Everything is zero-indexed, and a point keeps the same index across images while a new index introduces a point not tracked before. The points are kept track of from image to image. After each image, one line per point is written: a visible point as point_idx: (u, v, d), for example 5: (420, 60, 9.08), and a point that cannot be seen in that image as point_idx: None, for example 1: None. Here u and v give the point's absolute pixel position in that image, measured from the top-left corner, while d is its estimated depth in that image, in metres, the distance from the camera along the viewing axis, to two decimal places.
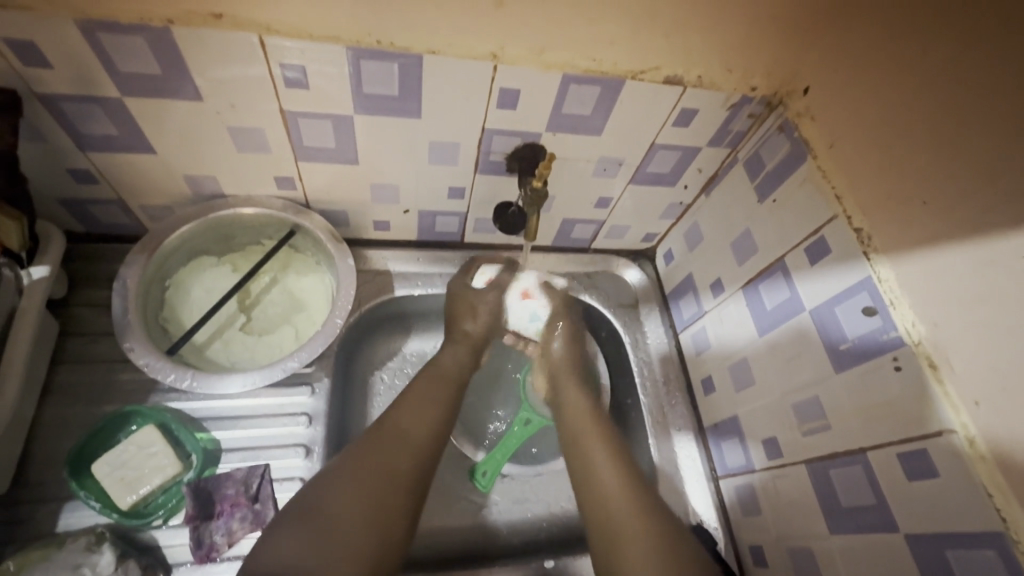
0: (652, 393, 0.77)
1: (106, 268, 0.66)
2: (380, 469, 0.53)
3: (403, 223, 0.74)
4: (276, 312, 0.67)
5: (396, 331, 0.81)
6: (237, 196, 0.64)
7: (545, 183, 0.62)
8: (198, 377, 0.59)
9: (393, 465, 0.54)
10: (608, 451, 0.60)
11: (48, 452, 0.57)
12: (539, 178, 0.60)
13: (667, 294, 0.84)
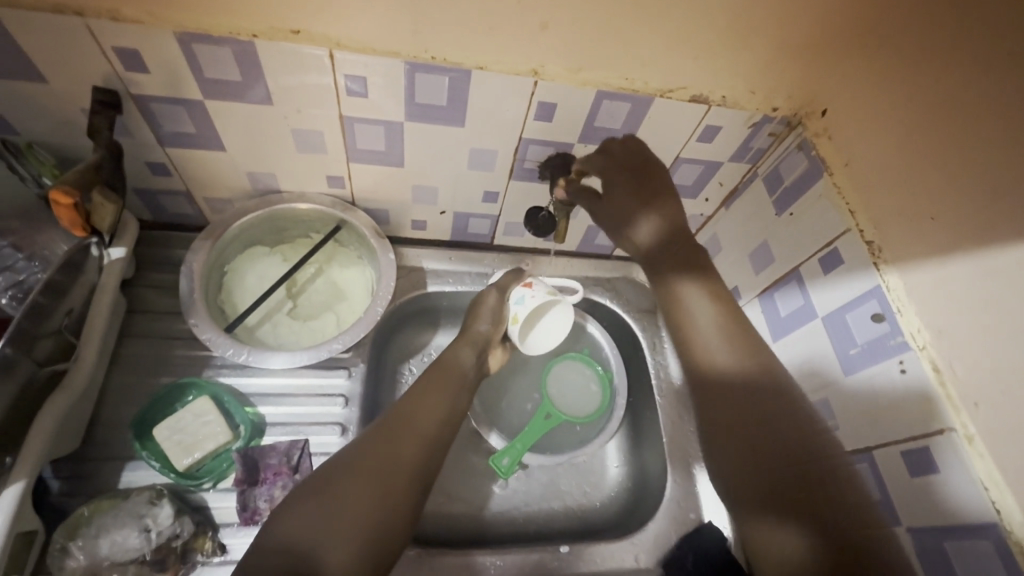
0: (668, 394, 0.81)
1: (169, 253, 0.73)
2: (393, 452, 0.55)
3: (439, 223, 0.79)
4: (320, 299, 0.73)
5: (425, 326, 0.86)
6: (291, 192, 0.70)
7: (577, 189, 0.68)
8: (253, 352, 0.65)
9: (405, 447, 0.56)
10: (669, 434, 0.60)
11: (115, 415, 0.63)
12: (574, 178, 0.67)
13: None
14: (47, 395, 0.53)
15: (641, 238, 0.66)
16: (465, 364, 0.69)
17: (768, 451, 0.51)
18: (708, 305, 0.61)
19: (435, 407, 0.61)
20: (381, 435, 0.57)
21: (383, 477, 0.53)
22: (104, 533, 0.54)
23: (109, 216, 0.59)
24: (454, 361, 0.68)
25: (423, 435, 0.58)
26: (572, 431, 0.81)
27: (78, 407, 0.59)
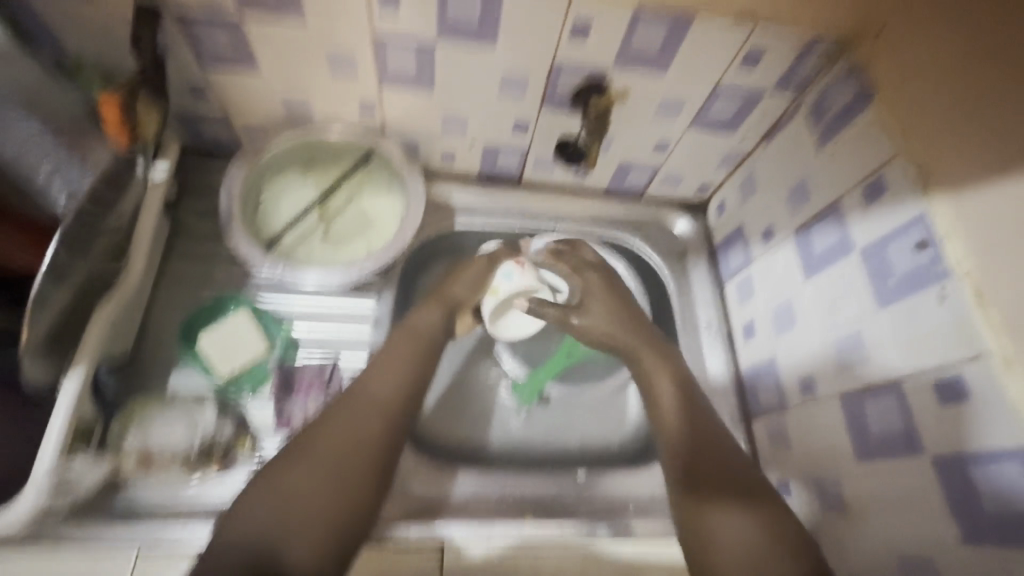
0: (692, 334, 0.81)
1: (208, 177, 0.75)
2: (346, 433, 0.54)
3: (468, 157, 0.79)
4: (349, 225, 0.74)
5: (453, 259, 0.86)
6: (324, 119, 0.71)
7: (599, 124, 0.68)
8: (287, 267, 0.67)
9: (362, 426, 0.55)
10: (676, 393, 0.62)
11: (163, 324, 0.67)
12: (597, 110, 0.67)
13: (716, 246, 0.86)
14: (102, 292, 0.58)
15: (587, 327, 0.69)
16: (420, 330, 0.65)
17: (700, 456, 0.57)
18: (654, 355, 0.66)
19: (392, 379, 0.59)
20: (323, 414, 0.56)
21: (333, 452, 0.52)
22: (155, 424, 0.59)
23: (154, 130, 0.60)
24: (408, 329, 0.64)
25: (371, 402, 0.57)
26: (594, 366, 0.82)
27: (129, 312, 0.63)
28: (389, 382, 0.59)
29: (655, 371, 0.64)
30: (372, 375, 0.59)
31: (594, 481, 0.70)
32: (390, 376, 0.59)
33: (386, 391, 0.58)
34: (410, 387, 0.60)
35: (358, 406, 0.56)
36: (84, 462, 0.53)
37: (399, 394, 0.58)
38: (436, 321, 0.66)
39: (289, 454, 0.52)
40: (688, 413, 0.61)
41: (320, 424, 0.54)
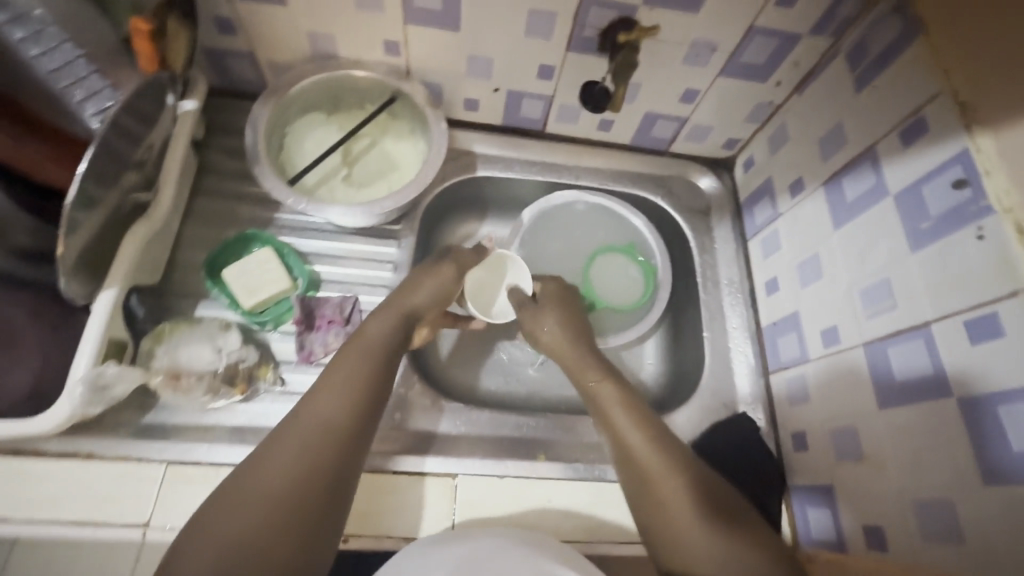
0: (712, 290, 0.80)
1: (234, 119, 0.76)
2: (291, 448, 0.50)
3: (492, 104, 0.78)
4: (374, 168, 0.75)
5: (472, 215, 0.89)
6: (349, 59, 0.71)
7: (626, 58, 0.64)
8: (312, 203, 0.67)
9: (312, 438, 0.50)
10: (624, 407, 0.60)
11: (190, 258, 0.69)
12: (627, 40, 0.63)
13: (741, 203, 0.84)
14: (132, 221, 0.58)
15: (541, 333, 0.70)
16: (373, 341, 0.60)
17: (666, 478, 0.54)
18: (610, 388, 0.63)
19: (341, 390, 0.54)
20: (265, 444, 0.50)
21: (283, 486, 0.47)
22: (185, 345, 0.61)
23: (184, 54, 0.59)
24: (359, 341, 0.59)
25: (319, 424, 0.52)
26: (608, 320, 0.82)
27: (159, 243, 0.64)
28: (338, 402, 0.53)
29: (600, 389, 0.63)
30: (318, 396, 0.54)
31: None
32: (340, 395, 0.54)
33: (336, 411, 0.53)
34: (361, 406, 0.54)
35: (306, 429, 0.51)
36: (120, 367, 0.53)
37: (351, 403, 0.54)
38: (390, 330, 0.61)
39: (231, 492, 0.47)
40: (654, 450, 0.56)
41: (266, 455, 0.49)
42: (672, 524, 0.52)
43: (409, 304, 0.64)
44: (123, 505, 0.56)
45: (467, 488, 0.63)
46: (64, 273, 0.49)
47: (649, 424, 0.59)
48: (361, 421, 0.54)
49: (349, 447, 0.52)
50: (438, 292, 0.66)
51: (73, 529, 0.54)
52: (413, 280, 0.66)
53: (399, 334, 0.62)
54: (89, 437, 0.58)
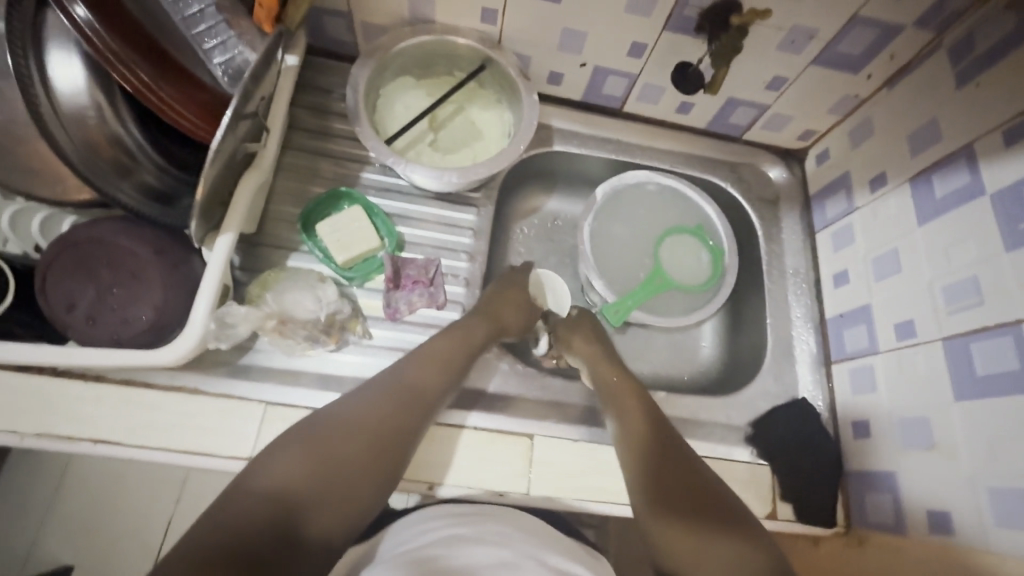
0: (777, 280, 0.81)
1: (323, 78, 0.78)
2: (384, 410, 0.55)
3: (576, 78, 0.79)
4: (458, 135, 0.77)
5: (540, 190, 0.90)
6: (444, 25, 0.72)
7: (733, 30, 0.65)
8: (405, 162, 0.69)
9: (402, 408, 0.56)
10: (643, 410, 0.64)
11: (281, 213, 0.72)
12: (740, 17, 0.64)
13: (810, 196, 0.85)
14: (242, 172, 0.60)
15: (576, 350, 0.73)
16: (468, 332, 0.66)
17: (670, 462, 0.59)
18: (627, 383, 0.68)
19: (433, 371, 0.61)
20: (362, 394, 0.56)
21: (376, 428, 0.53)
22: (288, 292, 0.63)
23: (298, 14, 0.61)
24: (455, 328, 0.65)
25: (408, 393, 0.57)
26: (673, 300, 0.83)
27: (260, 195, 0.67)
28: (430, 377, 0.60)
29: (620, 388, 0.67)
30: (414, 364, 0.60)
31: (670, 403, 0.72)
32: (432, 372, 0.60)
33: (425, 383, 0.59)
34: (442, 387, 0.60)
35: (398, 392, 0.57)
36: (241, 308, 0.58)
37: (437, 385, 0.60)
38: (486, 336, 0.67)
39: (321, 422, 0.52)
40: (659, 433, 0.62)
41: (359, 403, 0.55)
42: (672, 496, 0.55)
43: (496, 313, 0.70)
44: (226, 439, 0.59)
45: (544, 448, 0.67)
46: (197, 209, 0.50)
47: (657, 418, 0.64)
48: (438, 404, 0.59)
49: (422, 421, 0.57)
50: (507, 313, 0.71)
51: (181, 458, 0.58)
52: (504, 290, 0.73)
53: (489, 331, 0.68)
54: (193, 374, 0.61)
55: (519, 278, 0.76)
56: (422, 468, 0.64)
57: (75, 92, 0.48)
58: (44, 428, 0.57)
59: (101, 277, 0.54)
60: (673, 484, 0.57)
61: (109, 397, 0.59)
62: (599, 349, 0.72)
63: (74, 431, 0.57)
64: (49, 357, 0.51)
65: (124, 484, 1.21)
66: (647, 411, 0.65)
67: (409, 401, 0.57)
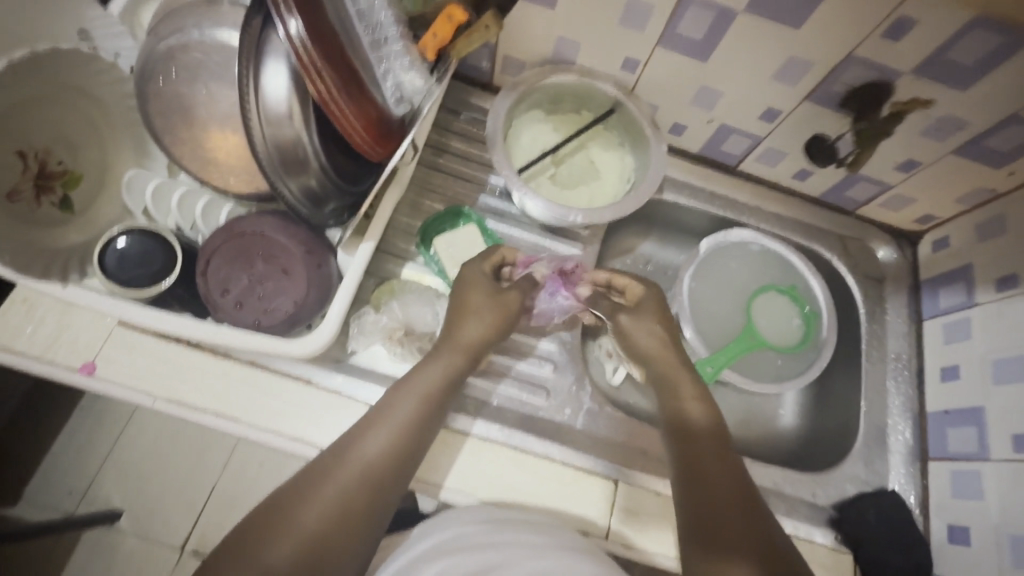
0: (876, 362, 0.79)
1: (455, 100, 0.81)
2: (329, 487, 0.51)
3: (698, 132, 0.80)
4: (577, 172, 0.80)
5: (638, 232, 0.90)
6: (583, 67, 0.75)
7: (886, 117, 0.68)
8: (526, 192, 0.71)
9: (351, 482, 0.52)
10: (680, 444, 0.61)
11: (405, 225, 0.76)
12: (898, 106, 0.66)
13: (920, 281, 0.82)
14: (387, 188, 0.63)
15: (633, 332, 0.68)
16: (426, 386, 0.59)
17: (727, 483, 0.57)
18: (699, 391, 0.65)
19: (384, 432, 0.55)
20: (315, 474, 0.52)
21: (319, 515, 0.50)
22: (412, 304, 0.69)
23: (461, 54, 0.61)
24: (416, 383, 0.59)
25: (358, 474, 0.52)
26: (758, 363, 0.81)
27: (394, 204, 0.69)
28: (386, 445, 0.55)
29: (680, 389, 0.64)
30: (365, 437, 0.55)
31: (752, 470, 0.71)
32: (384, 436, 0.55)
33: (381, 456, 0.54)
34: (403, 455, 0.55)
35: (348, 476, 0.52)
36: (372, 317, 0.68)
37: (393, 450, 0.55)
38: (449, 368, 0.61)
39: (267, 515, 0.49)
40: (692, 439, 0.61)
41: (309, 487, 0.51)
42: (703, 518, 0.55)
43: (463, 342, 0.63)
44: (334, 432, 0.62)
45: (629, 495, 0.65)
46: (358, 217, 0.59)
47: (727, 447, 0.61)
48: (394, 480, 0.54)
49: (382, 499, 0.53)
50: (488, 331, 0.64)
51: (291, 444, 0.61)
52: (461, 297, 0.65)
53: (454, 379, 0.61)
54: (309, 364, 0.65)
55: (479, 265, 0.68)
56: (510, 492, 0.63)
57: (275, 106, 0.51)
58: (173, 393, 0.61)
59: (255, 267, 0.60)
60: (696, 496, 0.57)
61: (232, 374, 0.63)
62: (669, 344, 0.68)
63: (202, 403, 0.61)
64: (201, 332, 0.56)
65: (177, 443, 1.24)
66: (700, 446, 0.60)
67: (362, 484, 0.52)
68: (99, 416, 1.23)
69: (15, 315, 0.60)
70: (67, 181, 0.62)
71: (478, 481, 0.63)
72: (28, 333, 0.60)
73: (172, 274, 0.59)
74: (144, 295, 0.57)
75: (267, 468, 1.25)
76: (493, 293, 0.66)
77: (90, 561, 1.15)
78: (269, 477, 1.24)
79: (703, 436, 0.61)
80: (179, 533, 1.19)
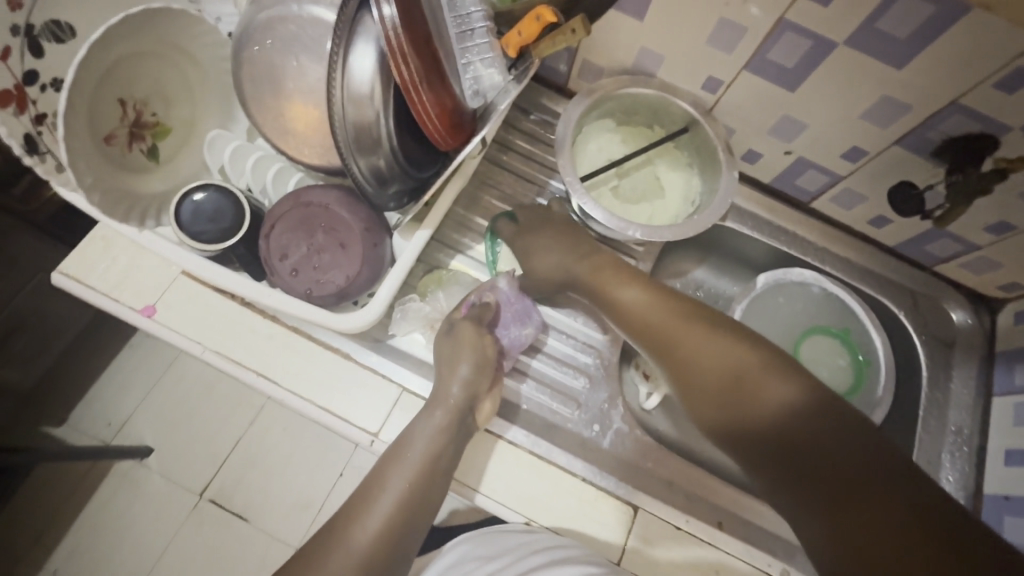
0: (932, 431, 0.74)
1: (527, 99, 0.81)
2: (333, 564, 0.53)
3: (773, 163, 0.77)
4: (640, 188, 0.78)
5: (694, 258, 0.87)
6: (663, 82, 0.73)
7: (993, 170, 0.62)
8: (588, 201, 0.69)
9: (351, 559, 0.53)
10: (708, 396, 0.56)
11: (461, 217, 0.77)
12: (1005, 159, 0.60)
13: (996, 352, 0.76)
14: (451, 179, 0.63)
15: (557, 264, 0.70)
16: (419, 457, 0.57)
17: (768, 390, 0.53)
18: (693, 332, 0.59)
19: (379, 507, 0.56)
20: (320, 550, 0.54)
21: None
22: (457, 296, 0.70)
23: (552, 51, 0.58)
24: (410, 453, 0.58)
25: (357, 557, 0.53)
26: None
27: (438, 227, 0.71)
28: (381, 523, 0.55)
29: (681, 330, 0.59)
30: (367, 512, 0.56)
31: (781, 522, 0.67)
32: (378, 515, 0.55)
33: (376, 534, 0.55)
34: (400, 531, 0.56)
35: (346, 559, 0.53)
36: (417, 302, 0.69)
37: (389, 525, 0.55)
38: (440, 432, 0.58)
39: None
40: (740, 418, 0.53)
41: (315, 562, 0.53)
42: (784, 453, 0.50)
43: (451, 399, 0.60)
44: (364, 409, 0.63)
45: (646, 525, 0.62)
46: (419, 205, 0.59)
47: (764, 368, 0.54)
48: (396, 554, 0.55)
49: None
50: (478, 369, 0.62)
51: (322, 414, 0.63)
52: (444, 351, 0.63)
53: (449, 442, 0.58)
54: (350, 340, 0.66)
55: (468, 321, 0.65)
56: (525, 501, 0.62)
57: (359, 83, 0.52)
58: (221, 346, 0.64)
59: (316, 238, 0.62)
60: (792, 467, 0.49)
61: (279, 337, 0.65)
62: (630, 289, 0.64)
63: (245, 361, 0.64)
64: (255, 291, 0.58)
65: (213, 394, 1.29)
66: (731, 378, 0.55)
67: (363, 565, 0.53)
68: (146, 357, 1.30)
69: (93, 251, 0.64)
70: (157, 133, 0.65)
71: (497, 482, 0.63)
72: (101, 269, 0.64)
73: (236, 234, 0.60)
74: (215, 248, 0.60)
75: (290, 432, 1.29)
76: (479, 334, 0.64)
77: (117, 492, 1.22)
78: (291, 440, 1.28)
79: (747, 363, 0.54)
80: (200, 481, 1.24)
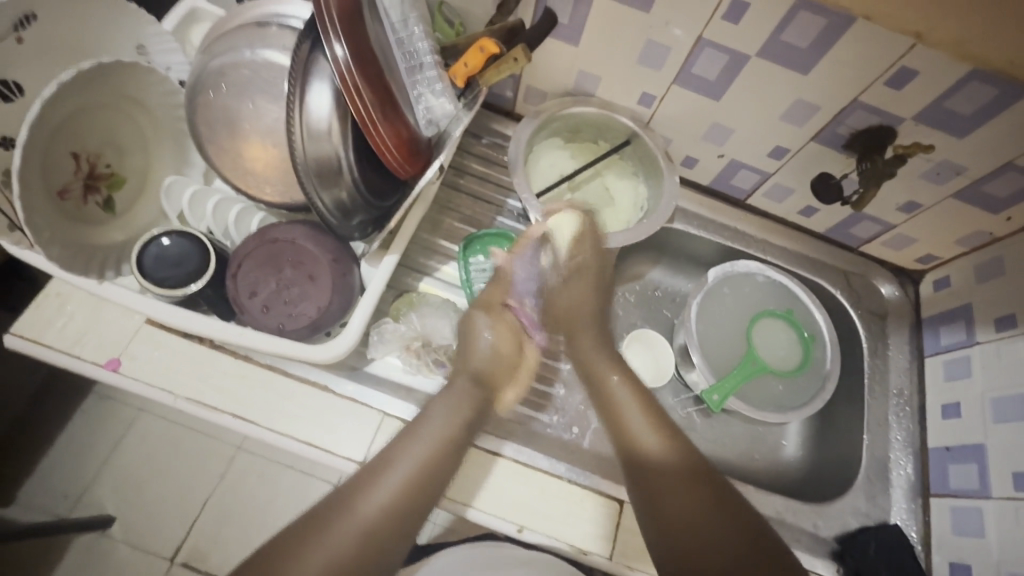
0: (878, 396, 0.80)
1: (478, 124, 0.85)
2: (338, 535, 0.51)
3: (709, 166, 0.84)
4: (592, 199, 0.83)
5: (648, 259, 0.93)
6: (603, 99, 0.79)
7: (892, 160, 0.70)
8: (545, 216, 0.73)
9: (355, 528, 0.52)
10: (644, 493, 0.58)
11: (425, 241, 0.79)
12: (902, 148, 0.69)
13: (922, 318, 0.84)
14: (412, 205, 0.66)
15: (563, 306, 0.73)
16: (436, 435, 0.58)
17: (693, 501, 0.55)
18: (637, 406, 0.63)
19: (387, 479, 0.55)
20: (319, 520, 0.52)
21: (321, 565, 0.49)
22: (430, 316, 0.71)
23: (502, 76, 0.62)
24: (428, 428, 0.59)
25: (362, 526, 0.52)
26: (761, 391, 0.82)
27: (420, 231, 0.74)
28: (396, 491, 0.54)
29: (627, 412, 0.63)
30: (377, 482, 0.55)
31: (754, 497, 0.72)
32: (390, 486, 0.55)
33: (387, 503, 0.54)
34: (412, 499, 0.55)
35: (353, 527, 0.52)
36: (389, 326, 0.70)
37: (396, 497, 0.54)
38: (454, 413, 0.61)
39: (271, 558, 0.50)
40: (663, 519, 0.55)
41: (313, 537, 0.51)
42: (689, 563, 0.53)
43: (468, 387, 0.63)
44: (345, 437, 0.64)
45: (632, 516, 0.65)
46: (385, 232, 0.62)
47: (701, 475, 0.56)
48: (403, 527, 0.54)
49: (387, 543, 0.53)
50: (497, 347, 0.67)
51: (302, 447, 0.63)
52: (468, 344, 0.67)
53: (464, 422, 0.61)
54: (325, 371, 0.66)
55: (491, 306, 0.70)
56: (514, 508, 0.64)
57: (316, 122, 0.54)
58: (192, 391, 0.63)
59: (283, 273, 0.63)
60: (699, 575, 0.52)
61: (252, 376, 0.64)
62: (590, 345, 0.70)
63: (219, 403, 0.63)
64: (225, 331, 0.58)
65: (178, 449, 1.24)
66: (670, 486, 0.56)
67: (363, 539, 0.52)
68: (102, 419, 1.23)
69: (48, 308, 0.63)
70: (111, 184, 0.65)
71: (484, 493, 0.64)
72: (59, 326, 0.62)
73: (201, 278, 0.60)
74: (179, 293, 0.59)
75: (263, 478, 1.24)
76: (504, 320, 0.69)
77: (80, 568, 1.14)
78: (267, 487, 1.24)
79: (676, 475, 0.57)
80: (171, 543, 1.18)
